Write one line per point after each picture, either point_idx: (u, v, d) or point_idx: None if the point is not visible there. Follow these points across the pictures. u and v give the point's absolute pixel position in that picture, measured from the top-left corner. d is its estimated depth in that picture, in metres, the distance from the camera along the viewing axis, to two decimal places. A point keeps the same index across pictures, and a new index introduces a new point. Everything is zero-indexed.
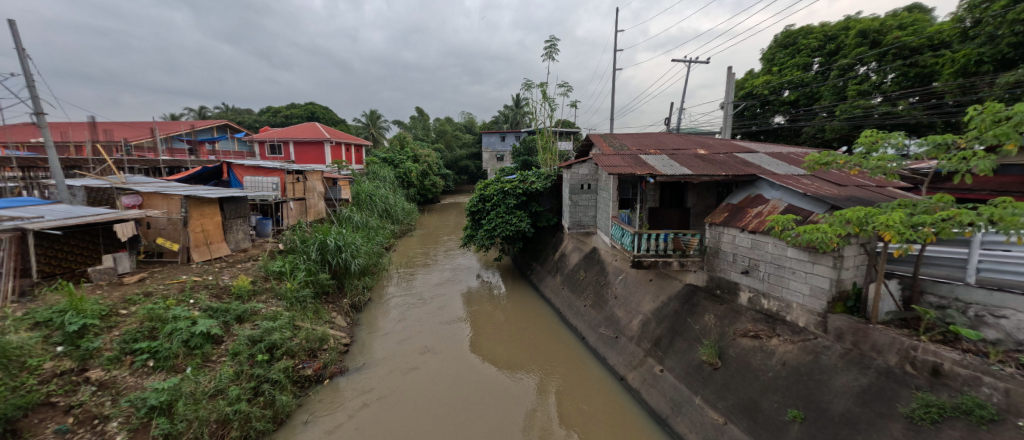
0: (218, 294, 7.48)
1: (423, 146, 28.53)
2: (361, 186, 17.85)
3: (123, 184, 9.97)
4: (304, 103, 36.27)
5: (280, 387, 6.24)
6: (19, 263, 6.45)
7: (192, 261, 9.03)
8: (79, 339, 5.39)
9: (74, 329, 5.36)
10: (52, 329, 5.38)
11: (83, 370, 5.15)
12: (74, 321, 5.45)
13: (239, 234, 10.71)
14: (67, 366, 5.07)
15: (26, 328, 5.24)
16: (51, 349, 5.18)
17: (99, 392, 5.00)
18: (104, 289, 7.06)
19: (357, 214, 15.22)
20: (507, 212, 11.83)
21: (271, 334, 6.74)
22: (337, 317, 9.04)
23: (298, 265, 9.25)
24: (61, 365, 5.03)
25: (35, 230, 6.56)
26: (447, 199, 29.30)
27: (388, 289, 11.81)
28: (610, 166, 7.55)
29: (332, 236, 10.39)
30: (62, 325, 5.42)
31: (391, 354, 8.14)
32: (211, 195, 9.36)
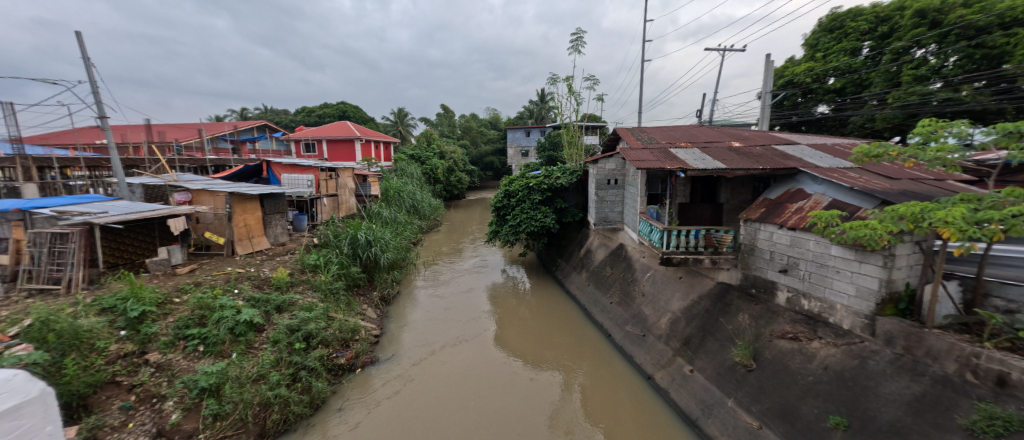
0: (259, 285, 7.85)
1: (450, 142, 28.85)
2: (390, 183, 18.26)
3: (175, 181, 10.68)
4: (336, 103, 37.48)
5: (316, 374, 6.51)
6: (88, 255, 7.09)
7: (236, 254, 9.60)
8: (139, 324, 5.81)
9: (135, 315, 5.79)
10: (116, 315, 5.81)
11: (143, 353, 5.54)
12: (134, 308, 5.85)
13: (277, 229, 11.21)
14: (130, 349, 5.47)
15: (95, 312, 5.71)
16: (117, 333, 5.63)
17: (157, 373, 5.38)
18: (159, 279, 7.62)
19: (386, 210, 15.63)
20: (532, 208, 11.76)
21: (308, 324, 7.02)
22: (368, 309, 9.30)
23: (331, 259, 9.59)
24: (124, 348, 5.43)
25: (104, 224, 7.17)
26: (471, 196, 29.51)
27: (416, 283, 12.02)
28: (638, 160, 7.36)
29: (362, 231, 10.75)
30: (124, 311, 5.86)
31: (416, 347, 8.29)
32: (253, 191, 9.87)
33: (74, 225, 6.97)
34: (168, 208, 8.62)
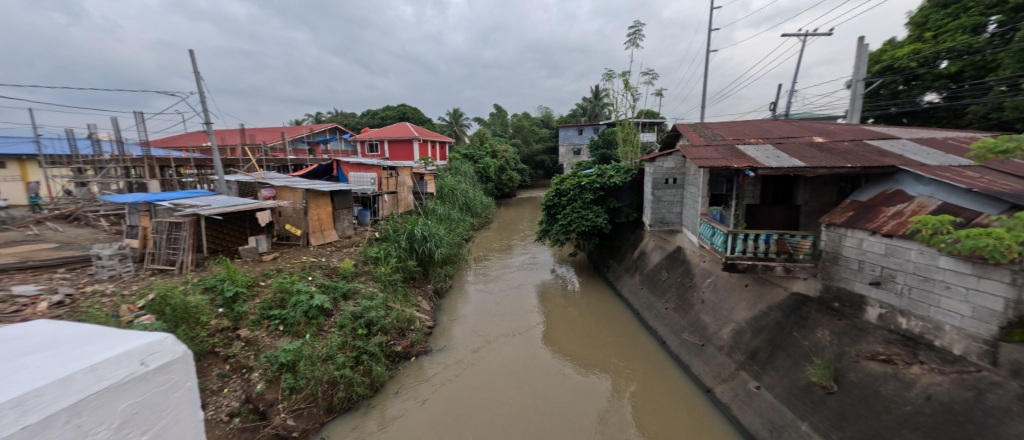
0: (328, 274, 8.51)
1: (502, 142, 29.22)
2: (445, 181, 18.90)
3: (262, 179, 11.96)
4: (397, 105, 39.59)
5: (376, 359, 6.91)
6: (196, 241, 8.24)
7: (310, 245, 10.51)
8: (233, 303, 6.57)
9: (230, 295, 6.57)
10: (215, 293, 6.63)
11: (236, 328, 6.26)
12: (230, 288, 6.66)
13: (345, 223, 12.08)
14: (226, 324, 6.21)
15: (200, 290, 6.56)
16: (217, 310, 6.42)
17: (246, 347, 6.03)
18: (250, 264, 8.58)
19: (440, 207, 16.21)
20: (584, 207, 11.52)
21: (370, 312, 7.46)
22: (422, 301, 9.70)
23: (391, 252, 10.13)
24: (222, 323, 6.18)
25: (209, 214, 8.31)
26: (522, 195, 29.67)
27: (467, 278, 12.28)
28: (701, 158, 6.93)
29: (418, 226, 11.24)
30: (222, 290, 6.67)
31: (466, 341, 8.47)
32: (325, 188, 10.73)
33: (186, 215, 8.16)
34: (257, 202, 9.70)
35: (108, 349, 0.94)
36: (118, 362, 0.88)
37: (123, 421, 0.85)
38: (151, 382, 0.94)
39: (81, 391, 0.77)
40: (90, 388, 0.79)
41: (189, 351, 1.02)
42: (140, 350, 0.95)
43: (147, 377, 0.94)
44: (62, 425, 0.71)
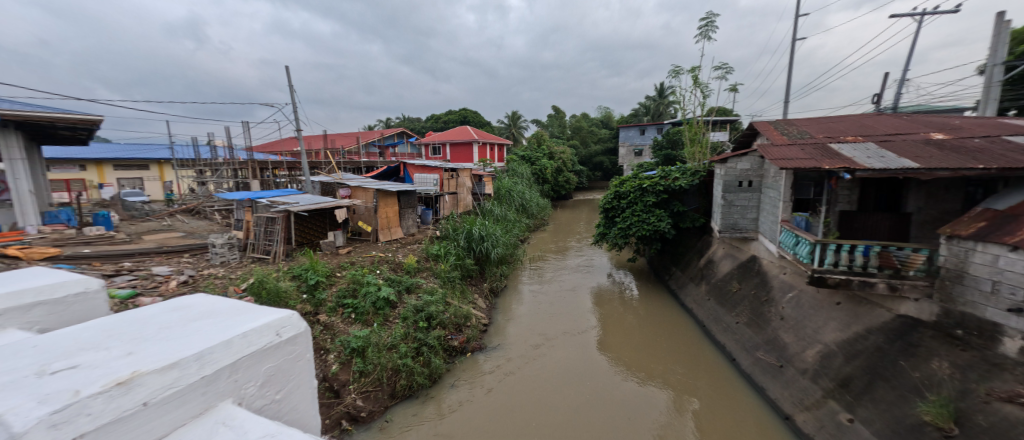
0: (393, 268, 9.05)
1: (560, 143, 28.98)
2: (502, 183, 19.20)
3: (339, 179, 13.10)
4: (459, 109, 41.08)
5: (435, 351, 7.18)
6: (286, 234, 9.43)
7: (378, 241, 11.28)
8: (315, 290, 7.27)
9: (313, 282, 7.29)
10: (301, 280, 7.40)
11: (316, 313, 6.89)
12: (312, 277, 7.38)
13: (409, 221, 12.77)
14: (308, 309, 6.88)
15: (288, 278, 7.34)
16: (301, 296, 7.17)
17: (325, 331, 6.59)
18: (329, 257, 9.49)
19: (497, 208, 16.51)
20: (644, 211, 10.98)
21: (430, 306, 7.79)
22: (478, 299, 9.90)
23: (450, 251, 10.49)
24: (305, 308, 6.85)
25: (296, 210, 9.42)
26: (579, 197, 29.18)
27: (522, 279, 12.30)
28: (783, 158, 6.31)
29: (476, 227, 11.57)
30: (306, 278, 7.41)
31: (519, 341, 8.46)
32: (393, 188, 11.43)
33: (277, 210, 9.32)
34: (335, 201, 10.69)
35: (266, 315, 1.12)
36: (267, 331, 1.04)
37: (267, 379, 1.03)
38: (291, 346, 1.10)
39: (241, 354, 0.95)
40: (246, 351, 0.97)
41: (310, 327, 1.13)
42: (282, 320, 1.09)
43: (286, 343, 1.09)
44: (224, 380, 0.90)
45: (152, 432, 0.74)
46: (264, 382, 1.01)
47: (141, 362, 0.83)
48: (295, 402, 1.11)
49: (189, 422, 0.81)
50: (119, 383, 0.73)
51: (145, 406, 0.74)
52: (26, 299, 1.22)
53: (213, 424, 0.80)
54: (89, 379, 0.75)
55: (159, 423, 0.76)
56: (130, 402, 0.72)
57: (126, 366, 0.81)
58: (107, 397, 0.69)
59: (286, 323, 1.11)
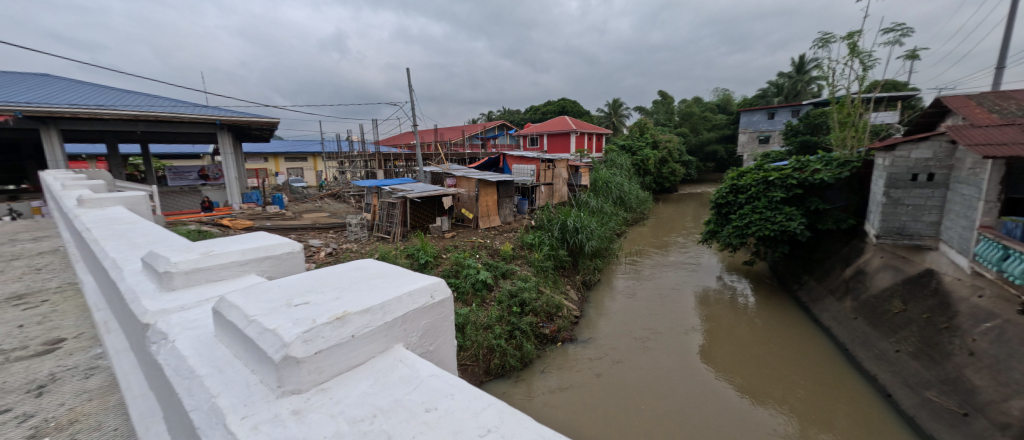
0: (491, 254, 9.56)
1: (666, 131, 26.85)
2: (599, 174, 18.63)
3: (446, 170, 14.25)
4: (558, 100, 40.93)
5: (527, 336, 7.36)
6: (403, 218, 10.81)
7: (478, 227, 12.03)
8: (425, 268, 8.08)
9: (423, 261, 8.12)
10: (414, 259, 8.30)
11: None
12: (423, 257, 8.22)
13: (507, 210, 13.29)
14: None
15: (404, 257, 8.30)
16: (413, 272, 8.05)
17: None
18: (438, 240, 10.57)
19: (593, 200, 16.13)
20: (769, 208, 9.49)
21: (524, 293, 8.00)
22: (570, 290, 9.79)
23: (545, 241, 10.63)
24: None
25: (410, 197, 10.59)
26: (685, 190, 26.75)
27: (617, 273, 11.73)
28: (986, 144, 4.85)
29: (571, 218, 11.54)
30: (418, 258, 8.30)
31: (614, 337, 8.11)
32: (493, 178, 12.00)
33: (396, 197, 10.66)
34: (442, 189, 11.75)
35: (424, 277, 1.18)
36: (424, 292, 1.10)
37: (424, 331, 1.10)
38: (444, 307, 1.14)
39: (409, 307, 1.03)
40: (413, 306, 1.04)
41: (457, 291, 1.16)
42: (436, 283, 1.14)
43: (439, 305, 1.14)
44: (398, 327, 0.99)
45: (354, 360, 0.88)
46: (422, 334, 1.09)
47: (344, 302, 0.97)
48: (444, 353, 1.19)
49: (374, 357, 0.93)
50: (337, 318, 0.87)
51: (353, 338, 0.88)
52: (260, 255, 1.51)
53: (393, 363, 0.91)
54: (313, 312, 0.90)
55: (358, 353, 0.89)
56: (343, 334, 0.86)
57: (335, 305, 0.95)
58: (330, 328, 0.84)
59: (438, 286, 1.17)
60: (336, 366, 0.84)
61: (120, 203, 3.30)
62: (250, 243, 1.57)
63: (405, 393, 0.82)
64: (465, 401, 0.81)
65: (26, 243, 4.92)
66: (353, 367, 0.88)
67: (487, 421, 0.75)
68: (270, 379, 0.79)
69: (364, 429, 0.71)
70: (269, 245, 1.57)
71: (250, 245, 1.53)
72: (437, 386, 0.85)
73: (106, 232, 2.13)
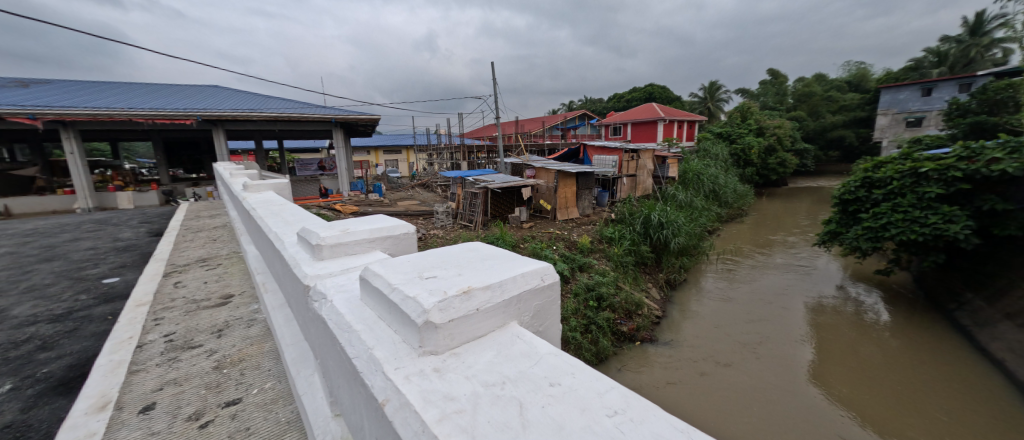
0: (569, 247, 9.58)
1: (776, 116, 23.57)
2: (690, 165, 17.21)
3: (527, 161, 14.50)
4: (646, 86, 38.55)
5: (603, 332, 7.16)
6: (484, 208, 11.46)
7: (556, 219, 12.09)
8: None
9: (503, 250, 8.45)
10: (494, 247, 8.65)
11: None
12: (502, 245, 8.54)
13: (586, 202, 13.08)
14: None
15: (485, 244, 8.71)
16: None
17: None
18: (517, 230, 10.96)
19: (682, 193, 14.94)
20: (915, 206, 7.76)
21: (601, 287, 7.82)
22: (652, 288, 9.19)
23: (625, 235, 10.27)
24: None
25: (491, 187, 11.12)
26: (797, 183, 23.34)
27: (705, 273, 10.68)
28: None
29: (656, 212, 10.90)
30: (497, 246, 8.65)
31: (706, 340, 7.46)
32: (572, 170, 11.90)
33: (479, 187, 11.33)
34: (522, 180, 12.14)
35: (533, 258, 1.15)
36: (534, 275, 1.07)
37: (536, 312, 1.09)
38: (554, 290, 1.11)
39: (523, 287, 1.02)
40: (525, 287, 1.04)
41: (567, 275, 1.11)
42: (545, 265, 1.10)
43: (549, 287, 1.11)
44: (513, 305, 1.00)
45: (479, 331, 0.92)
46: (535, 315, 1.07)
47: (466, 277, 1.01)
48: (552, 335, 1.17)
49: (494, 331, 0.96)
50: (464, 291, 0.91)
51: (477, 311, 0.91)
52: (383, 234, 1.67)
53: (512, 338, 0.93)
54: (442, 285, 0.96)
55: (481, 325, 0.93)
56: (469, 307, 0.90)
57: (458, 279, 1.00)
58: (459, 300, 0.89)
59: (548, 269, 1.14)
60: (465, 335, 0.89)
61: (272, 188, 3.95)
62: (373, 224, 1.74)
63: (528, 367, 0.82)
64: (587, 381, 0.79)
65: (205, 219, 6.25)
66: (477, 338, 0.92)
67: (612, 402, 0.72)
68: (412, 340, 0.87)
69: (497, 393, 0.74)
70: (389, 226, 1.72)
71: (375, 226, 1.70)
72: (557, 364, 0.84)
73: (267, 211, 2.57)
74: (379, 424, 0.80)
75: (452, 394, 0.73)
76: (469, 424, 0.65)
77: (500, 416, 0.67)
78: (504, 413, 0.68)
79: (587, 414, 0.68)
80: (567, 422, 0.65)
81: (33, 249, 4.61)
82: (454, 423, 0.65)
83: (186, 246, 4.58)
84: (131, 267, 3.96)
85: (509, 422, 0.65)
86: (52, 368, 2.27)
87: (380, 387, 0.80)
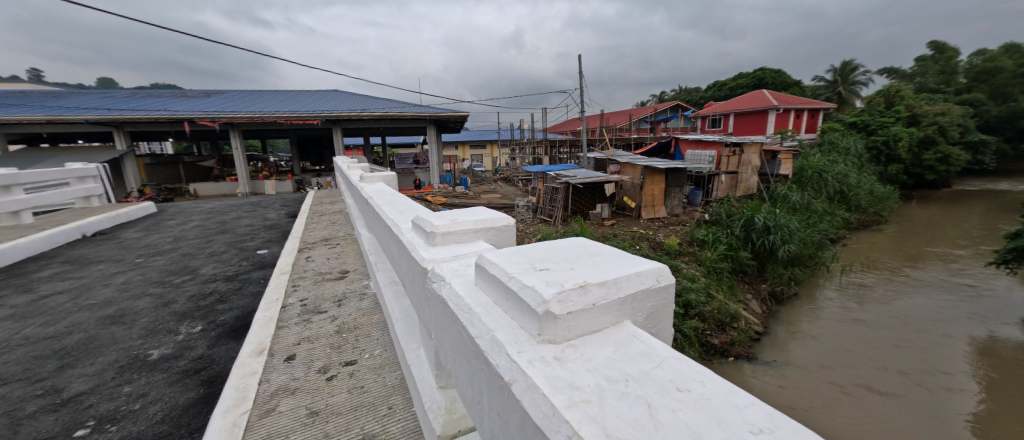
0: (654, 248, 9.20)
1: (938, 99, 18.97)
2: (809, 162, 14.90)
3: (612, 156, 14.02)
4: (756, 71, 34.18)
5: (688, 343, 6.61)
6: (563, 203, 11.43)
7: (640, 217, 11.49)
8: None
9: None
10: None
11: None
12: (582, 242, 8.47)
13: (675, 200, 12.19)
14: None
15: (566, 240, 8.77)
16: None
17: None
18: (597, 227, 10.73)
19: (798, 193, 12.98)
20: None
21: (688, 293, 7.30)
22: (752, 301, 8.17)
23: (721, 238, 9.45)
24: None
25: (572, 183, 11.02)
26: (964, 184, 18.61)
27: (822, 286, 9.10)
28: None
29: (761, 215, 9.70)
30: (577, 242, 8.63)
31: (834, 363, 6.36)
32: (662, 166, 11.16)
33: (560, 182, 11.35)
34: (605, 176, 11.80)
35: (646, 257, 1.09)
36: (649, 275, 1.01)
37: (650, 313, 1.03)
38: (669, 292, 1.03)
39: (638, 286, 0.97)
40: (640, 287, 0.98)
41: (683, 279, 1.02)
42: (661, 266, 1.03)
43: (665, 289, 1.03)
44: (628, 304, 0.96)
45: (594, 326, 0.91)
46: (649, 316, 1.02)
47: (580, 272, 1.00)
48: (666, 338, 1.10)
49: (609, 327, 0.93)
50: (580, 285, 0.90)
51: (593, 307, 0.90)
52: (486, 226, 1.74)
53: (629, 337, 0.90)
54: (558, 277, 0.96)
55: (597, 320, 0.91)
56: (586, 302, 0.89)
57: (572, 273, 0.99)
58: (576, 294, 0.88)
59: (663, 270, 1.06)
60: (582, 328, 0.89)
61: (382, 180, 4.41)
62: (475, 215, 1.83)
63: (651, 368, 0.78)
64: (719, 391, 0.71)
65: (326, 205, 7.27)
66: (592, 333, 0.91)
67: (755, 414, 0.62)
68: (531, 327, 0.90)
69: (621, 390, 0.71)
70: (489, 218, 1.79)
71: (479, 217, 1.78)
72: (684, 369, 0.77)
73: (382, 200, 2.88)
74: (503, 402, 0.84)
75: (577, 384, 0.73)
76: (598, 415, 0.64)
77: (629, 413, 0.64)
78: (632, 409, 0.65)
79: (727, 426, 0.59)
80: (705, 429, 0.57)
81: (212, 224, 5.83)
82: (583, 411, 0.64)
83: (313, 227, 5.37)
84: (276, 242, 4.78)
85: (639, 421, 0.62)
86: (226, 317, 2.85)
87: (505, 367, 0.83)
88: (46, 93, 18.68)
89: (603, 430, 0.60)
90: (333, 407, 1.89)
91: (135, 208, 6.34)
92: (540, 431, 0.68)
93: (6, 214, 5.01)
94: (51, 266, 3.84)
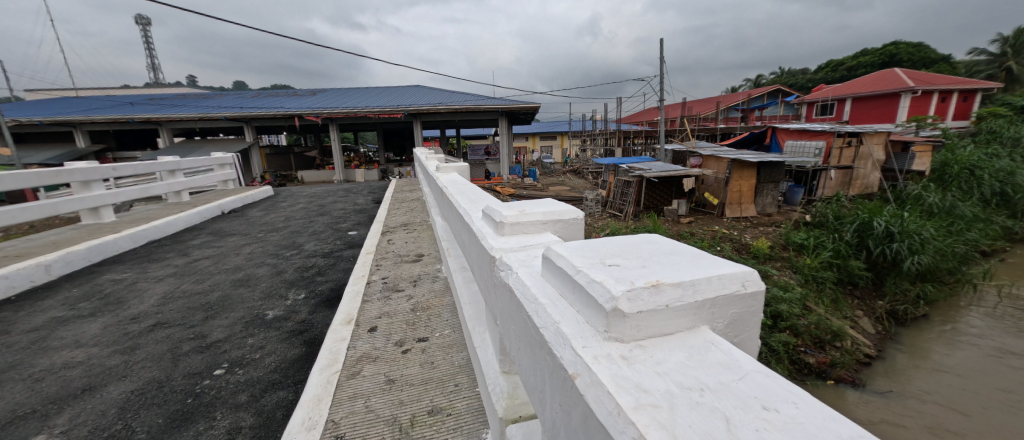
0: (739, 249, 8.51)
1: None
2: (959, 155, 12.45)
3: (695, 149, 13.09)
4: (884, 47, 29.00)
5: (776, 358, 6.00)
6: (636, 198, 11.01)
7: (724, 216, 10.62)
8: None
9: None
10: None
11: None
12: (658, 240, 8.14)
13: (768, 199, 11.03)
14: None
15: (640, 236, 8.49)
16: None
17: None
18: (673, 224, 10.18)
19: (936, 194, 10.85)
20: None
21: (778, 303, 6.67)
22: (862, 317, 7.10)
23: (825, 244, 8.44)
24: None
25: (647, 177, 10.51)
26: None
27: (962, 309, 7.50)
28: None
29: (882, 218, 8.34)
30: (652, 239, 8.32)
31: (985, 404, 5.19)
32: (754, 159, 10.14)
33: (633, 175, 10.92)
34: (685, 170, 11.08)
35: (731, 260, 1.04)
36: (734, 279, 0.96)
37: (731, 320, 0.98)
38: (756, 300, 0.98)
39: (719, 292, 0.94)
40: (722, 291, 0.94)
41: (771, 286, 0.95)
42: (748, 271, 0.98)
43: (750, 297, 0.98)
44: (706, 309, 0.93)
45: (667, 328, 0.90)
46: (730, 323, 0.98)
47: (653, 271, 0.98)
48: (749, 348, 1.04)
49: (682, 331, 0.92)
50: (653, 284, 0.89)
51: (666, 307, 0.89)
52: (555, 218, 1.78)
53: (706, 344, 0.88)
54: (628, 274, 0.96)
55: (669, 323, 0.90)
56: (659, 302, 0.88)
57: (644, 271, 0.98)
58: (649, 292, 0.87)
59: (750, 275, 1.00)
60: (652, 329, 0.89)
61: (457, 170, 4.64)
62: (545, 208, 1.86)
63: (730, 380, 0.75)
64: (812, 413, 0.65)
65: (407, 193, 7.83)
66: (664, 335, 0.90)
67: None
68: (598, 323, 0.92)
69: (695, 399, 0.70)
70: (558, 212, 1.82)
71: (547, 209, 1.83)
72: (771, 386, 0.73)
73: (457, 189, 3.05)
74: (567, 394, 0.87)
75: (645, 387, 0.73)
76: (668, 422, 0.64)
77: (702, 424, 0.63)
78: (706, 421, 0.64)
79: None
80: None
81: (315, 206, 6.65)
82: (650, 415, 0.65)
83: (395, 213, 5.84)
84: (365, 225, 5.30)
85: (714, 432, 0.60)
86: (324, 288, 3.27)
87: (570, 360, 0.86)
88: (195, 94, 22.63)
89: (672, 435, 0.60)
90: (407, 377, 2.09)
91: (259, 191, 7.48)
92: (606, 429, 0.70)
93: (171, 193, 6.21)
94: (200, 236, 4.73)
